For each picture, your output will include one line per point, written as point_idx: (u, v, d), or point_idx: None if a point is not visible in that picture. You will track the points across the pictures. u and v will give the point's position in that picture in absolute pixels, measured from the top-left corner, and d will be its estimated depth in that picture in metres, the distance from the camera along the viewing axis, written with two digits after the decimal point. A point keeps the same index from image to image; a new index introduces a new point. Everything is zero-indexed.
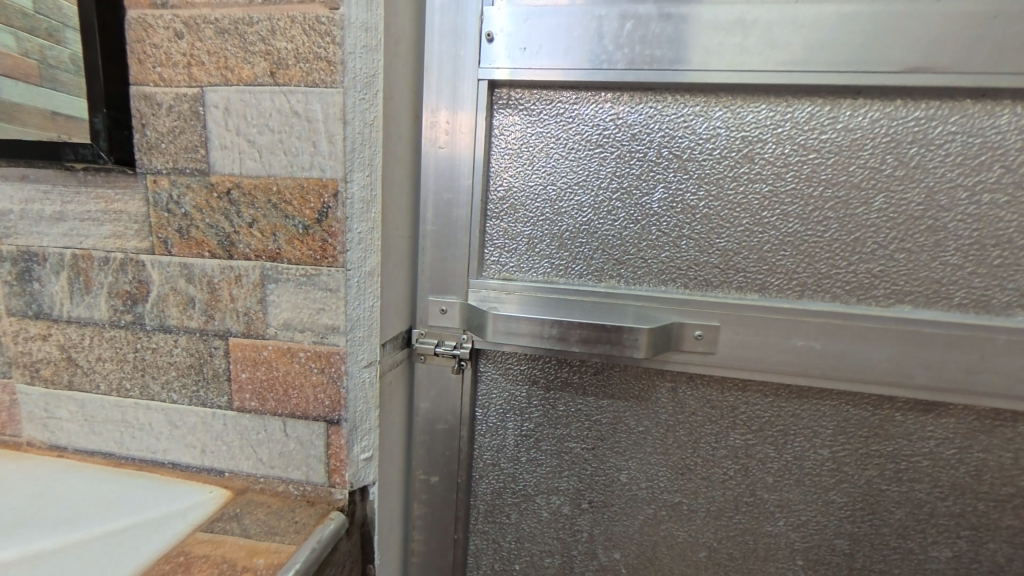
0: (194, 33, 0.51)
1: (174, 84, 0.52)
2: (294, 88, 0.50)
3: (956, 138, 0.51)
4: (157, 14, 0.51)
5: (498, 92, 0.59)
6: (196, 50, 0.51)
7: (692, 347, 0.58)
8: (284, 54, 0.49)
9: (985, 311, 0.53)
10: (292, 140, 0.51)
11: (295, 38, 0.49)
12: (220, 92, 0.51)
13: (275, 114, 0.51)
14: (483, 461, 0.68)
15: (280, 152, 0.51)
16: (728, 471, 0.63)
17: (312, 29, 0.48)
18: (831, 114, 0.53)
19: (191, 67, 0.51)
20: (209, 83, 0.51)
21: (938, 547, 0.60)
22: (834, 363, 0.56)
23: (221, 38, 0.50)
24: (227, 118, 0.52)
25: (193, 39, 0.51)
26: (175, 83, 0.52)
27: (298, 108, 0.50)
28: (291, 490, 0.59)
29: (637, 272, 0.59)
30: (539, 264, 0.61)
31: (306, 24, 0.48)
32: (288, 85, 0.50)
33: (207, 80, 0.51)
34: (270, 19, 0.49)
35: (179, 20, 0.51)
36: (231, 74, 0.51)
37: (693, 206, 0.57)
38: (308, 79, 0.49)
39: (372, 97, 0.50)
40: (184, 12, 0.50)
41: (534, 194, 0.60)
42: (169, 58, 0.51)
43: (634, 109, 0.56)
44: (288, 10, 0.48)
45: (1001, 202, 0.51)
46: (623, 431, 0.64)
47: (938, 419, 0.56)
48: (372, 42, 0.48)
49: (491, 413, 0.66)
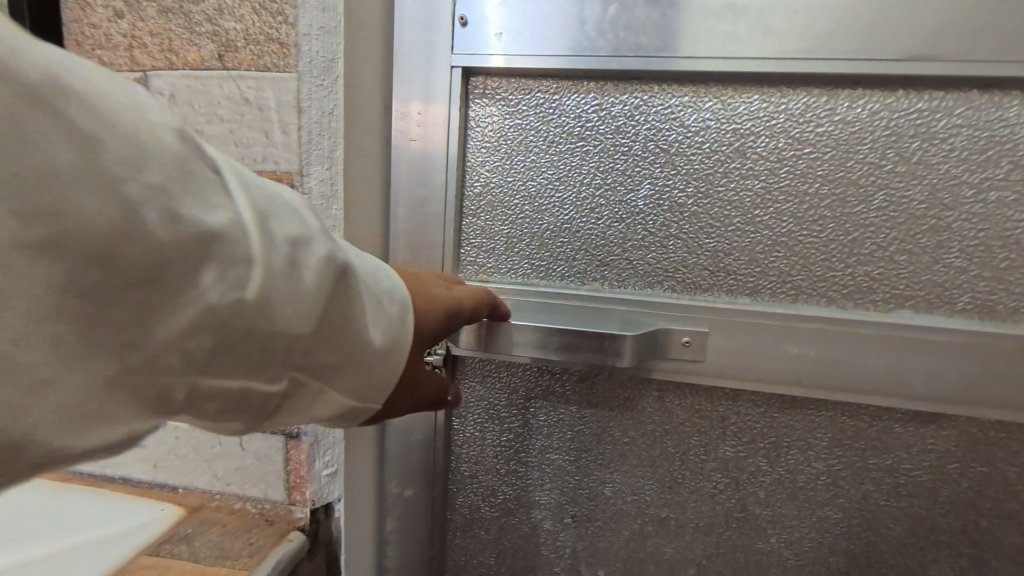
0: (135, 13, 0.52)
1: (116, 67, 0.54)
2: (244, 73, 0.51)
3: (960, 132, 0.48)
4: None
5: (473, 81, 0.55)
6: (138, 31, 0.52)
7: (679, 354, 0.55)
8: (234, 36, 0.50)
9: (990, 316, 0.50)
10: (244, 129, 0.52)
11: (244, 19, 0.50)
12: (166, 78, 0.52)
13: (226, 101, 0.51)
14: (461, 474, 0.64)
15: (233, 141, 0.52)
16: (718, 484, 0.60)
17: (263, 9, 0.49)
18: (827, 106, 0.49)
19: (134, 50, 0.53)
20: (154, 67, 0.52)
21: (939, 565, 0.57)
22: (829, 371, 0.52)
23: (165, 18, 0.51)
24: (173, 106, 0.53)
25: (135, 20, 0.52)
26: (118, 66, 0.54)
27: (250, 94, 0.51)
28: (249, 508, 0.59)
29: (623, 274, 0.56)
30: (518, 265, 0.58)
31: (255, 5, 0.50)
32: (239, 69, 0.51)
33: (151, 64, 0.52)
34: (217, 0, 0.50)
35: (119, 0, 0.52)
36: (177, 57, 0.52)
37: (681, 204, 0.53)
38: (260, 63, 0.50)
39: (332, 82, 0.50)
40: None
41: (513, 190, 0.56)
42: (111, 40, 0.53)
43: (619, 100, 0.53)
44: None
45: (1009, 200, 0.48)
46: (608, 442, 0.60)
47: (939, 431, 0.53)
48: (330, 25, 0.49)
49: (469, 423, 0.63)
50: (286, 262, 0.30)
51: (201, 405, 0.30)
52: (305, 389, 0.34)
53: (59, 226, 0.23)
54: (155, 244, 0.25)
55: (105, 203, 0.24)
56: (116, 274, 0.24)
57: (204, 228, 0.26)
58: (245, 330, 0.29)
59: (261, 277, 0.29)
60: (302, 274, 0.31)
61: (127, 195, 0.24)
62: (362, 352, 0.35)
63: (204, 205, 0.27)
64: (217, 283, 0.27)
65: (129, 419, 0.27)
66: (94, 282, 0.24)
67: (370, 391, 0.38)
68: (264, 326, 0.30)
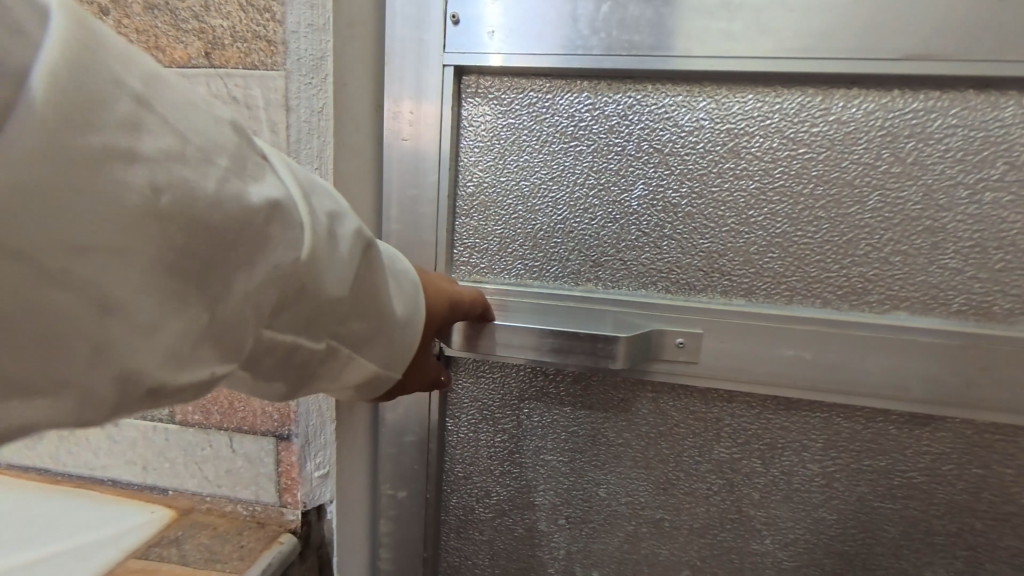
0: (121, 9, 0.50)
1: None
2: (231, 70, 0.49)
3: (956, 132, 0.47)
4: None
5: (466, 80, 0.54)
6: (123, 27, 0.50)
7: (673, 355, 0.54)
8: (219, 33, 0.49)
9: (986, 318, 0.50)
10: None
11: (230, 15, 0.48)
12: None
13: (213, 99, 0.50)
14: (454, 475, 0.64)
15: None
16: (713, 486, 0.59)
17: (251, 6, 0.48)
18: (823, 105, 0.49)
19: None
20: None
21: (933, 567, 0.56)
22: (823, 372, 0.52)
23: (150, 15, 0.49)
24: None
25: (120, 15, 0.50)
26: None
27: (237, 92, 0.50)
28: (240, 510, 0.59)
29: (616, 274, 0.55)
30: (512, 265, 0.57)
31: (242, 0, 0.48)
32: (226, 66, 0.49)
33: None
34: None
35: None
36: (162, 55, 0.50)
37: (675, 204, 0.52)
38: (247, 60, 0.49)
39: (320, 80, 0.48)
40: None
41: (506, 190, 0.56)
42: None
43: (612, 99, 0.52)
44: None
45: (1005, 201, 0.47)
46: (602, 444, 0.60)
47: (934, 433, 0.53)
48: (319, 21, 0.47)
49: (462, 424, 0.62)
50: (331, 233, 0.32)
51: (252, 358, 0.31)
52: (338, 354, 0.36)
53: (137, 179, 0.23)
54: (224, 210, 0.26)
55: (189, 179, 0.24)
56: (185, 229, 0.25)
57: (271, 194, 0.28)
58: (299, 290, 0.31)
59: (318, 244, 0.31)
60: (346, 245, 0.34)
61: (202, 157, 0.25)
62: (387, 323, 0.38)
63: (263, 176, 0.29)
64: (281, 245, 0.29)
65: (195, 361, 0.27)
66: (161, 230, 0.24)
67: (393, 360, 0.41)
68: (315, 289, 0.32)
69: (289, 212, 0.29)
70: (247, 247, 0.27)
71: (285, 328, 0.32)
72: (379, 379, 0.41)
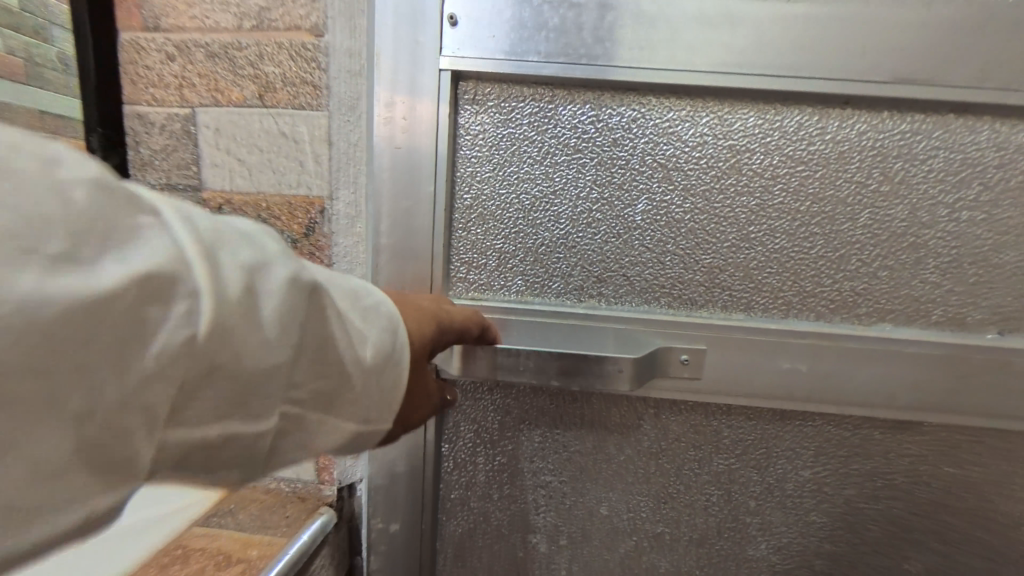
0: (185, 56, 0.51)
1: (166, 105, 0.52)
2: (281, 110, 0.51)
3: (938, 153, 0.49)
4: (148, 36, 0.51)
5: (463, 86, 0.51)
6: (186, 72, 0.51)
7: (677, 372, 0.54)
8: (272, 78, 0.50)
9: (960, 328, 0.53)
10: (279, 161, 0.52)
11: (281, 63, 0.50)
12: (211, 114, 0.52)
13: (263, 134, 0.51)
14: (451, 502, 0.61)
15: (268, 171, 0.52)
16: (711, 497, 0.60)
17: (299, 55, 0.49)
18: (819, 124, 0.50)
19: (182, 88, 0.52)
20: (200, 104, 0.52)
21: (911, 562, 0.60)
22: (817, 384, 0.54)
23: (211, 61, 0.51)
24: (216, 138, 0.52)
25: (184, 62, 0.51)
26: (166, 103, 0.52)
27: (286, 129, 0.51)
28: (283, 487, 0.59)
29: (620, 290, 0.54)
30: (511, 281, 0.55)
31: (292, 50, 0.49)
32: (276, 107, 0.51)
33: (198, 101, 0.52)
34: (258, 45, 0.50)
35: (170, 44, 0.51)
36: (221, 96, 0.51)
37: (678, 220, 0.52)
38: (294, 102, 0.50)
39: (357, 120, 0.50)
40: (176, 36, 0.51)
41: (505, 203, 0.53)
42: (161, 80, 0.52)
43: (616, 111, 0.51)
44: (274, 36, 0.49)
45: (979, 219, 0.50)
46: (604, 461, 0.59)
47: (914, 437, 0.56)
48: (356, 66, 0.49)
49: (460, 449, 0.59)
50: (249, 291, 0.26)
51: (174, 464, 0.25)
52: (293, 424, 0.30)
53: None
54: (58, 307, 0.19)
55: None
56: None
57: (136, 266, 0.21)
58: (210, 373, 0.24)
59: (225, 313, 0.24)
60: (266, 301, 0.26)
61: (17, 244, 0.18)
62: (350, 373, 0.31)
63: (131, 242, 0.22)
64: (167, 328, 0.22)
65: (68, 497, 0.20)
66: None
67: (372, 410, 0.34)
68: (229, 365, 0.25)
69: (174, 283, 0.22)
70: (109, 347, 0.21)
71: (209, 417, 0.25)
72: (361, 441, 0.34)
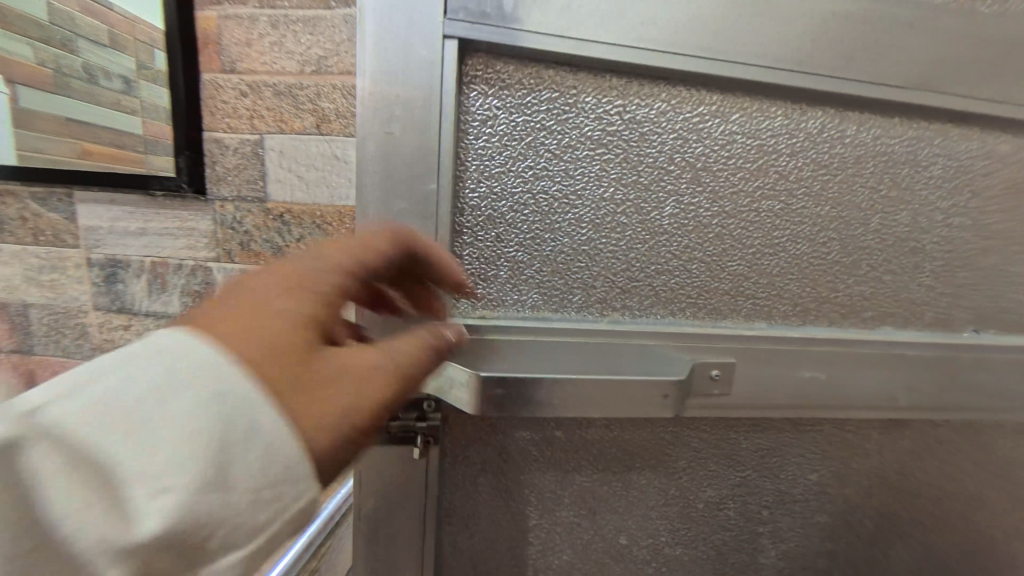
0: (258, 93, 0.54)
1: (239, 131, 0.56)
2: (337, 137, 0.55)
3: (937, 161, 0.51)
4: (226, 77, 0.54)
5: (471, 60, 0.42)
6: (259, 106, 0.55)
7: (709, 389, 0.48)
8: (329, 112, 0.54)
9: (947, 328, 0.56)
10: (334, 178, 0.57)
11: (336, 100, 0.54)
12: (277, 139, 0.55)
13: (318, 156, 0.56)
14: (453, 555, 0.52)
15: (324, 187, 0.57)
16: (729, 512, 0.58)
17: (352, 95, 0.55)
18: (838, 127, 0.48)
19: (255, 119, 0.55)
20: (269, 132, 0.55)
21: (898, 549, 0.63)
22: (832, 391, 0.53)
23: (278, 98, 0.54)
24: (281, 159, 0.56)
25: (258, 98, 0.54)
26: (242, 130, 0.56)
27: (338, 152, 0.56)
28: None
29: (644, 302, 0.49)
30: (525, 295, 0.47)
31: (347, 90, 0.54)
32: (332, 134, 0.55)
33: (267, 130, 0.55)
34: (319, 85, 0.54)
35: (244, 82, 0.54)
36: (285, 125, 0.55)
37: (705, 224, 0.48)
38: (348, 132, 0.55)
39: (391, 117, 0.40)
40: (249, 76, 0.54)
41: (518, 204, 0.45)
42: (235, 113, 0.55)
43: (644, 103, 0.45)
44: (331, 77, 0.54)
45: (966, 225, 0.53)
46: (625, 488, 0.54)
47: (907, 433, 0.58)
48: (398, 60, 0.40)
49: (465, 495, 0.51)
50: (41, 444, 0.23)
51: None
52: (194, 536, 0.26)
53: None
54: None
55: None
56: None
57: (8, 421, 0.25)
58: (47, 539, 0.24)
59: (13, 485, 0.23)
60: (118, 421, 0.24)
61: None
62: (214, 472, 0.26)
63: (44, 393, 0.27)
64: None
65: None
66: None
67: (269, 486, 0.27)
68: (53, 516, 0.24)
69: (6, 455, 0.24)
70: None
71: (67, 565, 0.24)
72: None
